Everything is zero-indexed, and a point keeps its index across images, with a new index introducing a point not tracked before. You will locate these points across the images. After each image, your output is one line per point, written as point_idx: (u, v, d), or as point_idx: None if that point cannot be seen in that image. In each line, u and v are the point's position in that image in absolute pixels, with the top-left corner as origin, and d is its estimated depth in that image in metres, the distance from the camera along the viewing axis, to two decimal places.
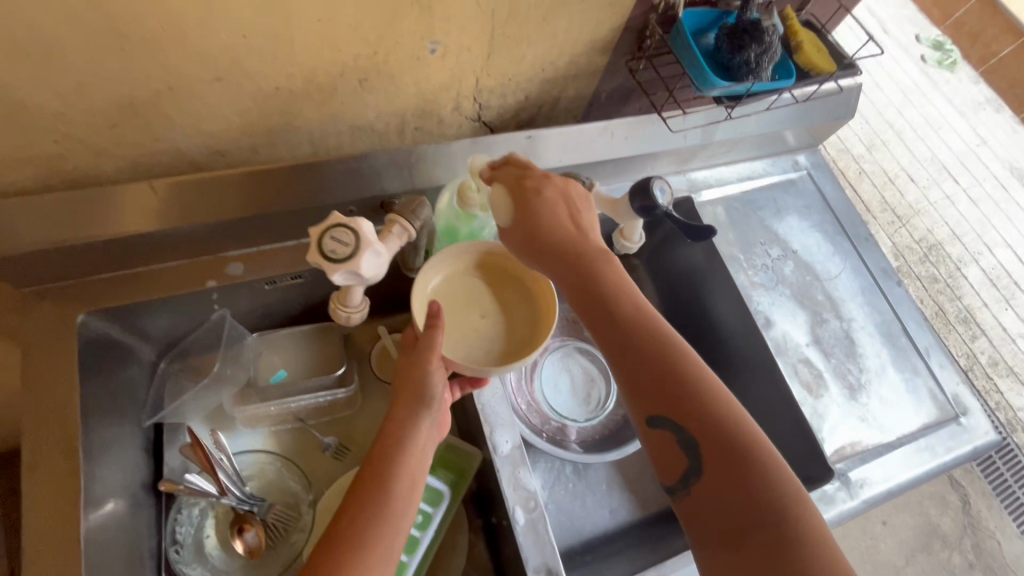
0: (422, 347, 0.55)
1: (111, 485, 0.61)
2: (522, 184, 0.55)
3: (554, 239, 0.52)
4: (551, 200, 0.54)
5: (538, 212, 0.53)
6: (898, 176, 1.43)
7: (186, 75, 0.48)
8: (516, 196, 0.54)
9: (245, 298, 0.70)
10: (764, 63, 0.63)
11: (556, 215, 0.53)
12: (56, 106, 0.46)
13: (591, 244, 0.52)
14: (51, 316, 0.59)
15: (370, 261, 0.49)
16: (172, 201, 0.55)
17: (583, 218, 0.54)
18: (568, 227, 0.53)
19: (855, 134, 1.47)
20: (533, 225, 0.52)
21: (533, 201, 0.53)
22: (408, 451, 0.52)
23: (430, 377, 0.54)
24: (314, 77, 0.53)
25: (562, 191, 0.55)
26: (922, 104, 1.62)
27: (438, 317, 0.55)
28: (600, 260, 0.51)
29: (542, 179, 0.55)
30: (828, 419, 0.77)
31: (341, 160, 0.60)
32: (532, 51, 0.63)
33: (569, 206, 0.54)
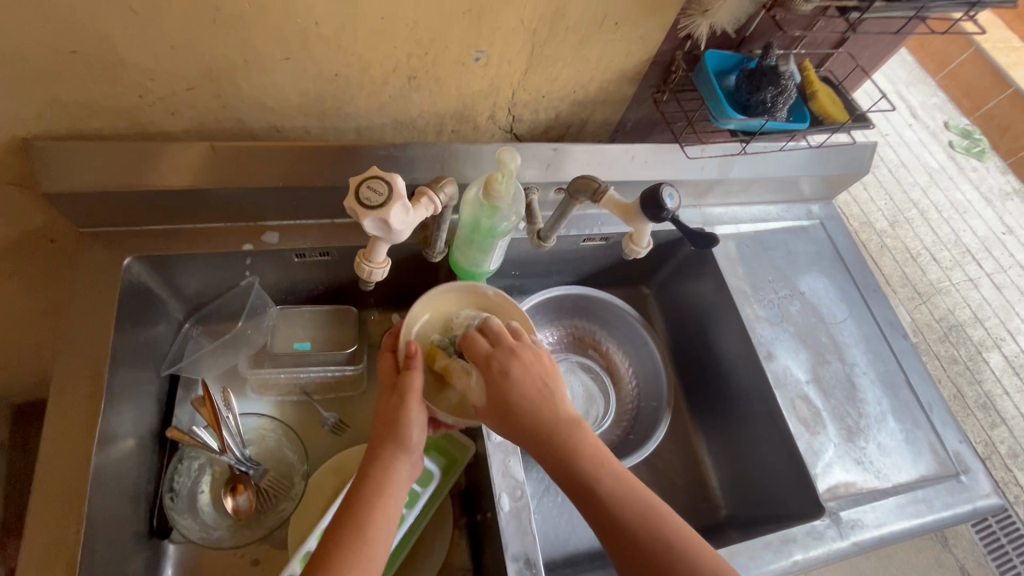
0: (403, 388, 0.58)
1: (127, 423, 0.65)
2: (491, 358, 0.58)
3: (529, 414, 0.56)
4: (521, 374, 0.57)
5: (510, 391, 0.56)
6: (921, 255, 1.44)
7: (261, 51, 0.55)
8: (485, 369, 0.58)
9: (276, 270, 0.75)
10: (779, 103, 0.68)
11: (529, 385, 0.57)
12: (148, 64, 0.53)
13: (561, 413, 0.57)
14: (102, 256, 0.64)
15: (399, 214, 0.51)
16: (228, 162, 0.62)
17: (556, 382, 0.58)
18: (539, 402, 0.57)
19: (878, 209, 1.49)
20: (505, 402, 0.57)
21: (502, 381, 0.57)
22: (385, 494, 0.55)
23: (410, 426, 0.57)
24: (369, 69, 0.60)
25: (529, 365, 0.58)
26: (948, 188, 1.64)
27: (415, 358, 0.59)
28: (572, 430, 0.57)
29: (507, 352, 0.58)
30: (823, 457, 0.76)
31: (382, 148, 0.66)
32: (566, 72, 0.69)
33: (542, 372, 0.58)
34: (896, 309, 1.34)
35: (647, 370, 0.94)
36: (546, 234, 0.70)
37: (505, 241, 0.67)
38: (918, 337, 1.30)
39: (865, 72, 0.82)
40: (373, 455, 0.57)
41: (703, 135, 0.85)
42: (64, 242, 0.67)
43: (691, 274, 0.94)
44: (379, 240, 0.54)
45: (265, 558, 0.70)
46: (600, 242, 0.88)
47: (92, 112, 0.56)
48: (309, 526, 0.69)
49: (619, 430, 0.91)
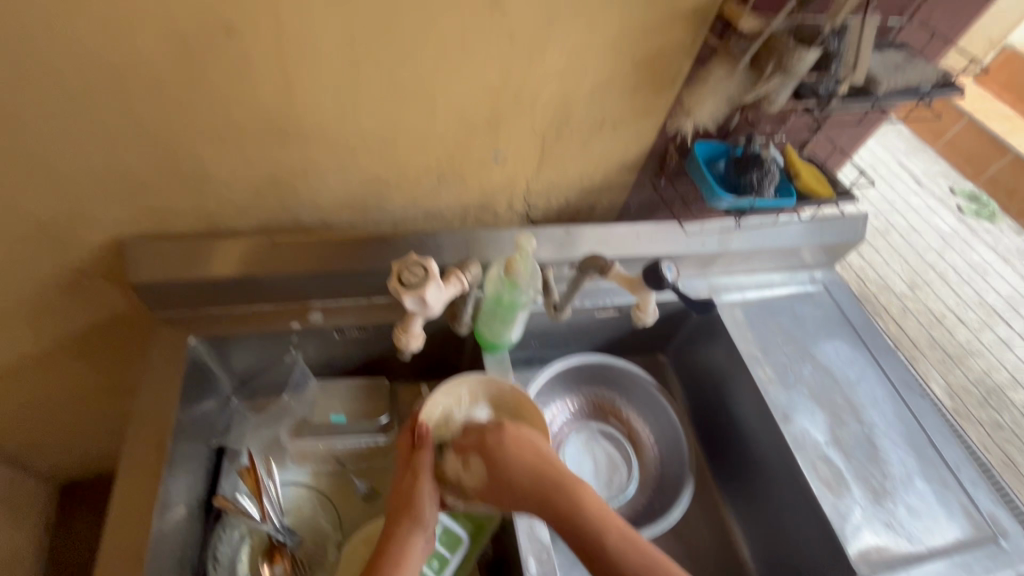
0: (417, 468, 0.66)
1: (181, 492, 0.70)
2: (485, 439, 0.67)
3: (524, 481, 0.65)
4: (515, 446, 0.66)
5: (509, 462, 0.66)
6: (947, 317, 1.38)
7: (318, 164, 0.66)
8: (482, 451, 0.67)
9: (317, 346, 0.83)
10: (765, 184, 0.76)
11: (521, 456, 0.66)
12: (227, 178, 0.64)
13: (554, 477, 0.65)
14: (171, 338, 0.73)
15: (434, 291, 0.59)
16: (284, 253, 0.72)
17: (543, 449, 0.67)
18: (531, 470, 0.65)
19: (896, 273, 1.46)
20: (505, 474, 0.65)
21: (497, 456, 0.66)
22: (402, 565, 0.62)
23: (422, 500, 0.65)
24: (405, 172, 0.71)
25: (518, 438, 0.67)
26: (962, 250, 1.57)
27: (426, 437, 0.68)
28: (576, 491, 0.65)
29: (497, 430, 0.68)
30: (851, 520, 0.76)
31: (415, 236, 0.76)
32: (573, 166, 0.80)
33: (534, 443, 0.68)
34: (928, 373, 1.26)
35: (667, 435, 0.96)
36: (560, 303, 0.78)
37: (523, 314, 0.74)
38: (957, 400, 1.21)
39: (845, 152, 0.91)
40: (390, 533, 0.64)
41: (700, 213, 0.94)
42: (141, 327, 0.80)
43: (704, 340, 0.99)
44: (415, 314, 0.61)
45: None
46: (613, 312, 0.95)
47: (178, 217, 0.68)
48: None
49: (644, 498, 0.93)
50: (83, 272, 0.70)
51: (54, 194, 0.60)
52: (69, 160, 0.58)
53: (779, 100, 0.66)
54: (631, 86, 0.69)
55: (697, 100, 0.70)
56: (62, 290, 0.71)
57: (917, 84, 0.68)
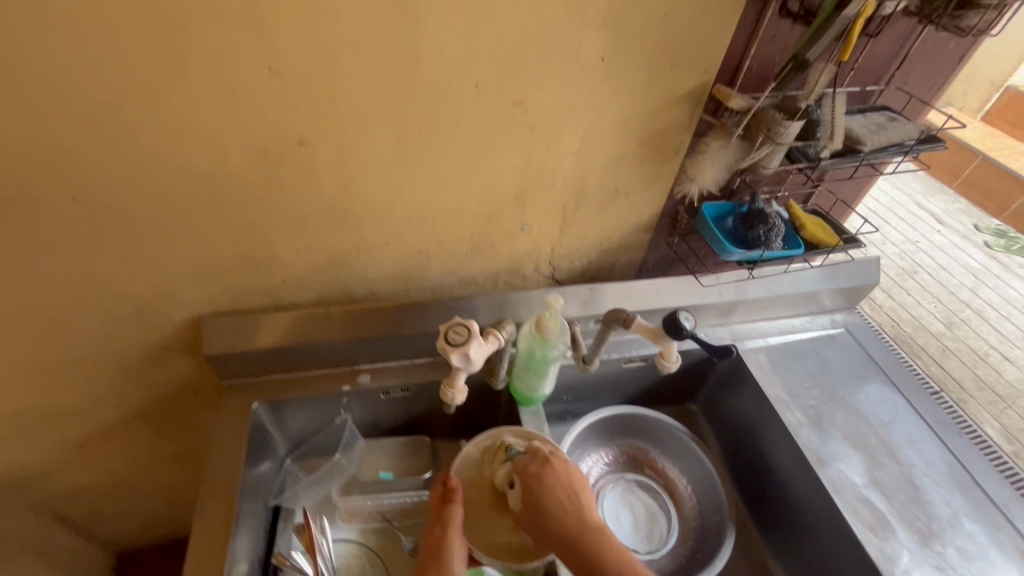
0: (446, 521, 0.69)
1: (245, 549, 0.74)
2: (528, 468, 0.71)
3: (558, 518, 0.67)
4: (554, 481, 0.69)
5: (544, 497, 0.68)
6: (990, 354, 1.36)
7: (369, 242, 0.75)
8: (523, 481, 0.70)
9: (365, 406, 0.89)
10: (772, 237, 0.83)
11: (560, 492, 0.68)
12: (292, 259, 0.74)
13: (588, 520, 0.67)
14: (237, 403, 0.81)
15: (477, 347, 0.66)
16: (337, 321, 0.80)
17: (583, 491, 0.70)
18: (566, 507, 0.67)
19: (930, 313, 1.45)
20: (537, 509, 0.68)
21: (537, 487, 0.69)
22: None
23: (451, 553, 0.67)
24: (442, 245, 0.80)
25: (561, 475, 0.70)
26: (998, 284, 1.49)
27: (455, 492, 0.72)
28: (602, 537, 0.66)
29: (541, 462, 0.71)
30: (900, 564, 0.75)
31: (452, 300, 0.84)
32: (592, 230, 0.88)
33: (569, 482, 0.70)
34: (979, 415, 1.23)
35: (703, 483, 0.97)
36: (588, 357, 0.83)
37: (554, 368, 0.80)
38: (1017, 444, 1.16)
39: (847, 202, 0.97)
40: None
41: (714, 266, 1.00)
42: (212, 397, 0.89)
43: (731, 387, 1.02)
44: (459, 371, 0.67)
45: None
46: (640, 362, 0.99)
47: (248, 295, 0.77)
48: None
49: (685, 549, 0.93)
50: (165, 347, 0.79)
51: (149, 283, 0.70)
52: (165, 254, 0.67)
53: (772, 166, 0.73)
54: (638, 159, 0.78)
55: (699, 169, 0.77)
56: (146, 364, 0.80)
57: (900, 140, 0.75)
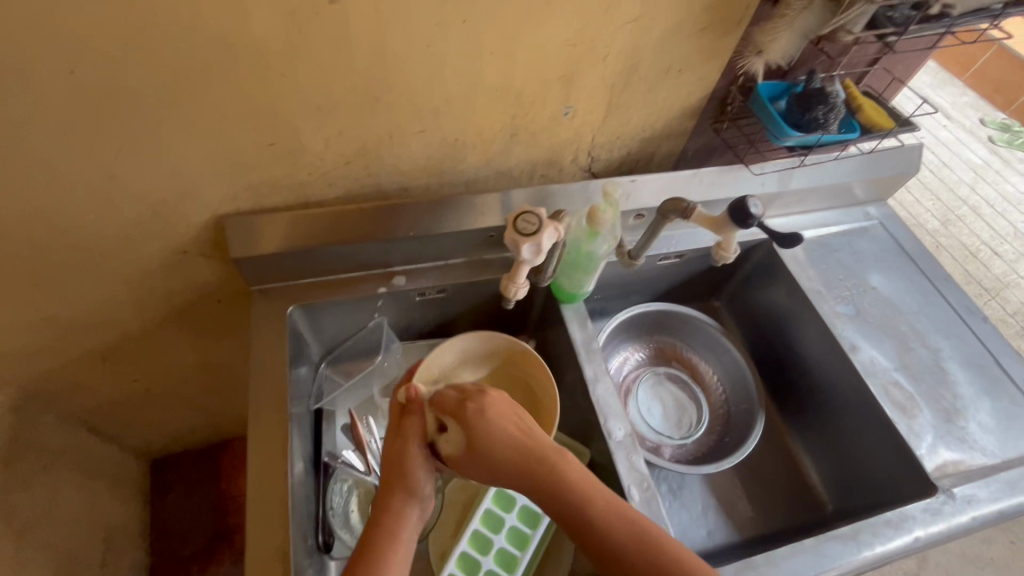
0: (406, 431, 0.64)
1: (299, 449, 0.73)
2: (463, 401, 0.64)
3: (506, 448, 0.62)
4: (495, 414, 0.64)
5: (486, 430, 0.62)
6: (979, 251, 1.41)
7: (404, 128, 0.68)
8: (457, 415, 0.64)
9: (401, 309, 0.87)
10: (830, 119, 0.77)
11: (503, 422, 0.63)
12: (320, 148, 0.66)
13: (542, 445, 0.63)
14: (269, 309, 0.77)
15: (551, 237, 0.63)
16: (368, 221, 0.75)
17: (524, 419, 0.65)
18: (515, 434, 0.63)
19: (927, 211, 1.46)
20: (482, 445, 0.62)
21: (480, 422, 0.63)
22: (396, 541, 0.60)
23: (411, 462, 0.63)
24: (481, 132, 0.73)
25: (505, 403, 0.65)
26: (996, 181, 1.59)
27: (416, 400, 0.66)
28: (558, 462, 0.62)
29: (478, 394, 0.65)
30: (926, 438, 0.80)
31: (489, 195, 0.79)
32: (637, 115, 0.81)
33: (511, 411, 0.65)
34: None
35: (732, 375, 1.00)
36: (635, 252, 0.79)
37: (600, 264, 0.77)
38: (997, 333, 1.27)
39: (902, 82, 0.90)
40: (384, 504, 0.62)
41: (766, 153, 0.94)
42: (249, 305, 0.87)
43: (761, 283, 1.02)
44: (524, 264, 0.65)
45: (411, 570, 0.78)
46: (676, 259, 0.98)
47: (272, 192, 0.70)
48: (448, 540, 0.78)
49: (713, 437, 0.97)
50: (185, 252, 0.73)
51: (162, 179, 0.63)
52: (180, 144, 0.60)
53: (855, 31, 0.66)
54: (697, 28, 0.70)
55: (771, 38, 0.70)
56: (165, 271, 0.75)
57: (990, 3, 0.67)
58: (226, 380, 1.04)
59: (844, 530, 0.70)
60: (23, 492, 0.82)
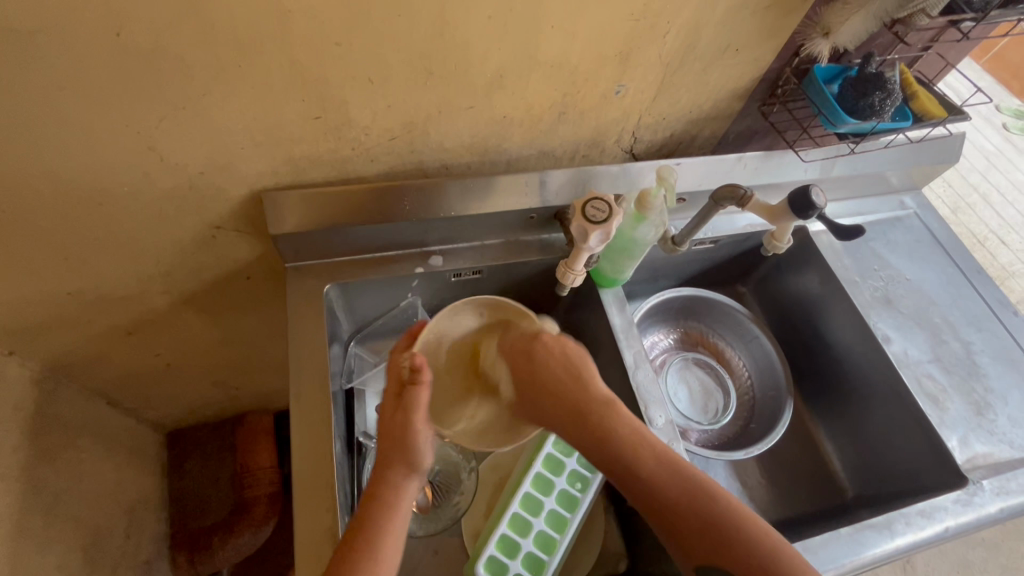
0: (409, 405, 0.60)
1: (338, 427, 0.72)
2: (520, 343, 0.69)
3: (559, 396, 0.68)
4: (547, 361, 0.68)
5: (541, 371, 0.68)
6: (987, 239, 1.40)
7: (454, 104, 0.65)
8: (514, 356, 0.69)
9: (434, 289, 0.85)
10: (887, 106, 0.73)
11: (557, 367, 0.68)
12: (367, 123, 0.63)
13: (596, 396, 0.67)
14: (305, 288, 0.75)
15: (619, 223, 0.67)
16: (407, 200, 0.72)
17: (580, 366, 0.68)
18: (568, 381, 0.68)
19: (938, 198, 1.44)
20: (538, 387, 0.68)
21: (534, 360, 0.69)
22: (395, 511, 0.59)
23: (416, 439, 0.60)
24: (530, 109, 0.70)
25: (557, 350, 0.69)
26: (1008, 168, 1.56)
27: (420, 372, 0.60)
28: (609, 411, 0.66)
29: (533, 339, 0.69)
30: (957, 431, 0.81)
31: (530, 176, 0.77)
32: (687, 96, 0.78)
33: (563, 355, 0.69)
34: None
35: (760, 363, 1.00)
36: (679, 239, 0.81)
37: (646, 250, 0.76)
38: None
39: (954, 68, 0.88)
40: (385, 476, 0.60)
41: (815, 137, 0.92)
42: (280, 282, 0.84)
43: (792, 270, 1.00)
44: (585, 248, 0.69)
45: (444, 549, 0.79)
46: (710, 244, 0.96)
47: (313, 167, 0.67)
48: (481, 521, 0.80)
49: (740, 423, 0.98)
50: (220, 228, 0.71)
51: (203, 151, 0.59)
52: (226, 115, 0.56)
53: (933, 15, 0.67)
54: (763, 6, 0.67)
55: (843, 20, 0.68)
56: (198, 246, 0.72)
57: None
58: (248, 356, 1.03)
59: (878, 519, 0.72)
60: (50, 465, 0.82)
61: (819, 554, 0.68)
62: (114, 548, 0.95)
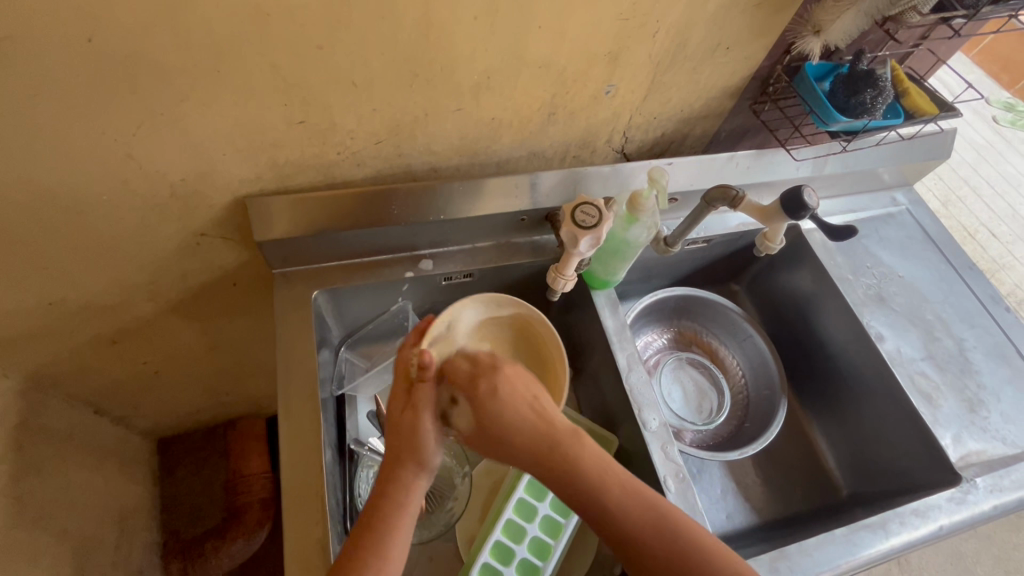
0: (418, 404, 0.57)
1: (328, 434, 0.71)
2: (477, 380, 0.57)
3: (523, 437, 0.56)
4: (509, 397, 0.57)
5: (502, 414, 0.56)
6: (977, 232, 1.40)
7: (441, 107, 0.64)
8: (469, 397, 0.56)
9: (424, 293, 0.83)
10: (878, 104, 0.72)
11: (519, 406, 0.56)
12: (353, 127, 0.62)
13: (560, 429, 0.57)
14: (292, 294, 0.74)
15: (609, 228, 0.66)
16: (396, 203, 0.71)
17: (543, 396, 0.58)
18: (530, 418, 0.57)
19: (928, 191, 1.45)
20: (497, 429, 0.56)
21: (490, 406, 0.56)
22: (402, 511, 0.57)
23: (423, 438, 0.57)
24: (519, 111, 0.69)
25: (517, 386, 0.57)
26: (998, 161, 1.56)
27: (428, 369, 0.56)
28: (574, 447, 0.56)
29: (490, 371, 0.57)
30: (951, 428, 0.81)
31: (521, 178, 0.76)
32: (678, 95, 0.77)
33: (526, 389, 0.58)
34: None
35: (754, 362, 1.00)
36: (672, 239, 0.81)
37: (638, 252, 0.75)
38: None
39: (945, 64, 0.87)
40: (393, 475, 0.57)
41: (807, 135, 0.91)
42: (268, 287, 0.83)
43: (785, 268, 1.00)
44: (575, 253, 0.68)
45: (439, 555, 0.78)
46: (703, 243, 0.95)
47: (298, 172, 0.66)
48: (475, 526, 0.79)
49: (734, 422, 0.98)
50: (204, 235, 0.69)
51: (184, 158, 0.58)
52: (207, 121, 0.55)
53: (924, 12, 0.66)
54: (753, 4, 0.66)
55: (833, 17, 0.68)
56: (182, 254, 0.71)
57: None
58: (238, 361, 1.01)
59: (873, 519, 0.72)
60: (36, 478, 0.80)
61: (815, 555, 0.68)
62: (104, 559, 0.94)
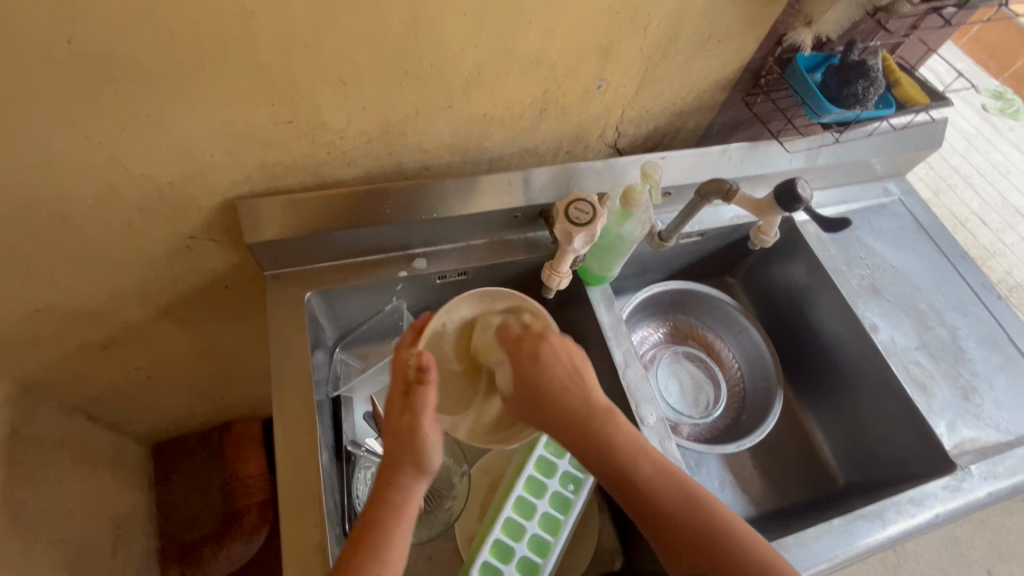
0: (417, 406, 0.58)
1: (325, 436, 0.70)
2: (523, 342, 0.65)
3: (563, 404, 0.63)
4: (552, 365, 0.65)
5: (544, 379, 0.64)
6: (968, 220, 1.41)
7: (431, 104, 0.63)
8: (517, 356, 0.65)
9: (419, 292, 0.83)
10: (870, 94, 0.72)
11: (559, 369, 0.65)
12: (342, 126, 0.61)
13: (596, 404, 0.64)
14: (285, 296, 0.73)
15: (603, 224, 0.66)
16: (388, 202, 0.70)
17: (584, 368, 0.66)
18: (570, 387, 0.64)
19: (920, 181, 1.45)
20: (540, 388, 0.64)
21: (533, 363, 0.64)
22: (402, 514, 0.57)
23: (424, 438, 0.58)
24: (511, 107, 0.68)
25: (561, 353, 0.65)
26: (988, 149, 1.57)
27: (427, 372, 0.58)
28: (608, 423, 0.63)
29: (537, 338, 0.66)
30: (945, 416, 0.82)
31: (514, 174, 0.75)
32: (670, 88, 0.76)
33: (568, 359, 0.65)
34: None
35: (750, 355, 1.00)
36: (665, 234, 0.81)
37: (633, 247, 0.75)
38: None
39: (935, 53, 0.87)
40: (391, 480, 0.58)
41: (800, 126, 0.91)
42: (260, 289, 0.82)
43: (779, 261, 1.00)
44: (570, 250, 0.68)
45: (438, 554, 0.78)
46: (697, 237, 0.95)
47: (288, 172, 0.65)
48: (475, 524, 0.79)
49: (731, 415, 0.98)
50: (193, 238, 0.68)
51: (170, 160, 0.57)
52: (193, 123, 0.54)
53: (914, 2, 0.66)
54: None
55: None
56: (171, 257, 0.70)
57: None
58: (232, 364, 1.01)
59: (870, 509, 0.72)
60: (29, 486, 0.79)
61: (813, 545, 0.69)
62: (100, 567, 0.93)
